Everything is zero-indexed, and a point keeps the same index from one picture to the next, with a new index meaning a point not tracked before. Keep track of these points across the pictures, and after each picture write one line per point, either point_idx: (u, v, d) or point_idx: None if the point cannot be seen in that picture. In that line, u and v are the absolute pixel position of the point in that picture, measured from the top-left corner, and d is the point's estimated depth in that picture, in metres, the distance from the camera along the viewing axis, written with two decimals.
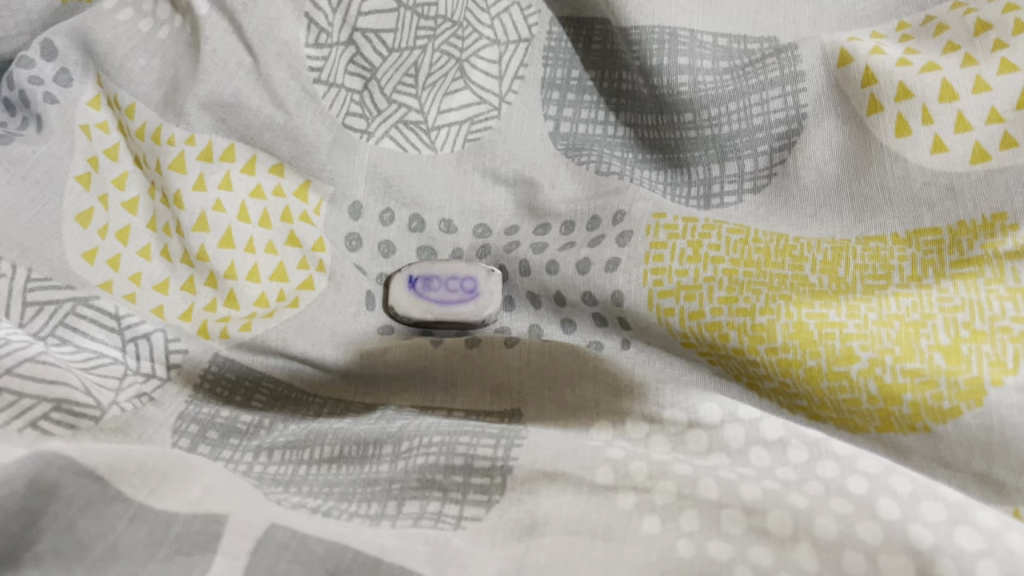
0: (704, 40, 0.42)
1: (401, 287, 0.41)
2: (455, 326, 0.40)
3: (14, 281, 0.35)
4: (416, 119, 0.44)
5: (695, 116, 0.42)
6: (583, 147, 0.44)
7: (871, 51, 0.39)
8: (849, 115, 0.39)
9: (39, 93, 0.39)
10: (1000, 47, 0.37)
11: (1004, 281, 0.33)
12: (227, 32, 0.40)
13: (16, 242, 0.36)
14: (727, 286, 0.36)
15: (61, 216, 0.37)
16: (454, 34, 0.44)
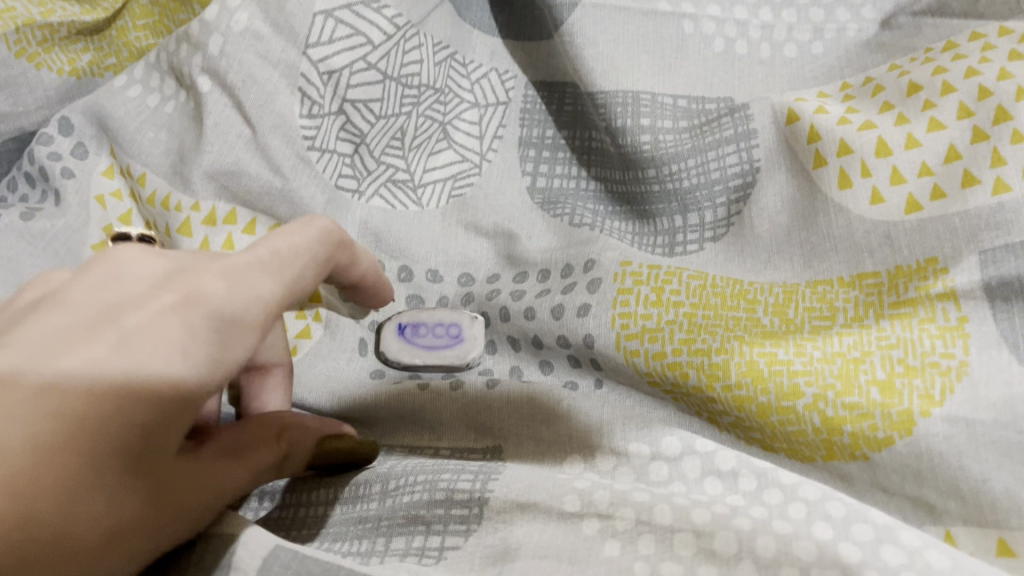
0: (665, 102, 0.47)
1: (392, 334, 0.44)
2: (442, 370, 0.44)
3: None
4: (404, 177, 0.48)
5: (657, 172, 0.46)
6: (558, 201, 0.48)
7: (816, 110, 0.43)
8: (797, 169, 0.43)
9: (57, 168, 0.44)
10: (930, 106, 0.40)
11: (935, 320, 0.36)
12: (228, 108, 0.44)
13: None
14: (687, 328, 0.40)
15: None
16: (437, 100, 0.49)
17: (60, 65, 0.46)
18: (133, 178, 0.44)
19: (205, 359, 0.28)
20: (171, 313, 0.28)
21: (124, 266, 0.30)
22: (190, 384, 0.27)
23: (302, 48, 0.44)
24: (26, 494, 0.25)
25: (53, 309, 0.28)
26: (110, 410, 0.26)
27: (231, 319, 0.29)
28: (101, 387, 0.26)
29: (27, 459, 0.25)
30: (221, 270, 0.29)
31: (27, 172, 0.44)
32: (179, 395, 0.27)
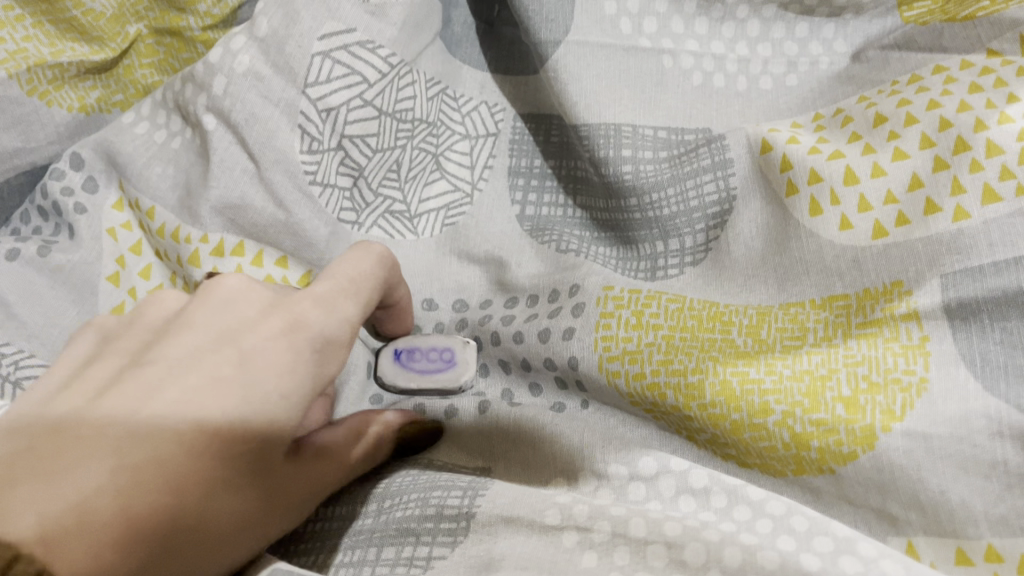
0: (645, 134, 0.49)
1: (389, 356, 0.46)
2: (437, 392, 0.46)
3: None
4: (400, 208, 0.50)
5: (639, 201, 0.48)
6: (546, 228, 0.50)
7: (788, 141, 0.45)
8: (771, 196, 0.45)
9: (71, 204, 0.46)
10: (894, 136, 0.42)
11: (899, 339, 0.38)
12: (233, 143, 0.46)
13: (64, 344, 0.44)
14: (665, 350, 0.42)
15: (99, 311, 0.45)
16: (430, 133, 0.51)
17: (69, 102, 0.48)
18: (142, 211, 0.47)
19: (306, 374, 0.36)
20: (280, 338, 0.36)
21: (235, 293, 0.38)
22: (297, 395, 0.35)
23: (302, 88, 0.46)
24: (179, 487, 0.32)
25: (185, 333, 0.36)
26: (240, 416, 0.34)
27: (326, 341, 0.37)
28: (231, 400, 0.34)
29: (179, 459, 0.33)
30: (315, 300, 0.37)
31: (41, 206, 0.47)
32: (289, 401, 0.35)
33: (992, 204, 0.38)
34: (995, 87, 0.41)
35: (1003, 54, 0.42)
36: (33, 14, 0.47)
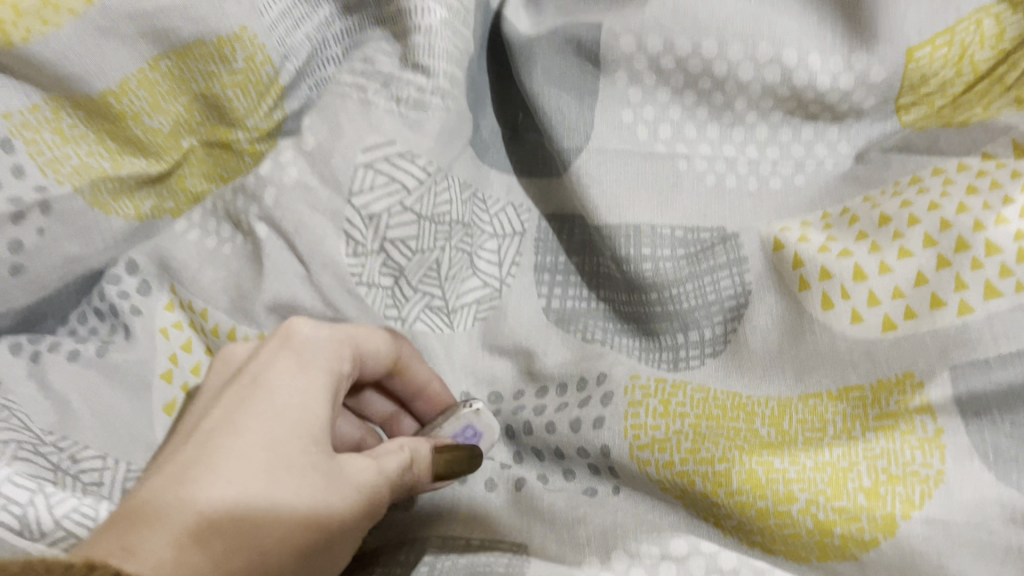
0: (663, 232, 0.51)
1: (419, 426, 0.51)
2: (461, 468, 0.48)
3: (118, 472, 0.45)
4: (439, 304, 0.52)
5: (659, 295, 0.50)
6: (571, 319, 0.53)
7: (798, 240, 0.48)
8: (786, 293, 0.47)
9: (127, 306, 0.50)
10: (898, 236, 0.45)
11: (915, 433, 0.40)
12: (284, 248, 0.49)
13: (121, 434, 0.47)
14: (692, 438, 0.44)
15: (153, 407, 0.48)
16: (466, 234, 0.54)
17: (126, 211, 0.50)
18: (195, 312, 0.50)
19: (307, 376, 0.43)
20: (277, 356, 0.44)
21: (238, 354, 0.46)
22: (303, 390, 0.43)
23: (347, 197, 0.49)
24: (245, 488, 0.38)
25: (203, 399, 0.45)
26: (267, 419, 0.41)
27: (317, 347, 0.45)
28: (255, 412, 0.41)
29: (234, 468, 0.39)
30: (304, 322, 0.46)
31: (97, 308, 0.50)
32: (305, 392, 0.43)
33: (994, 298, 0.41)
34: (991, 189, 0.44)
35: (997, 156, 0.45)
36: (95, 129, 0.48)
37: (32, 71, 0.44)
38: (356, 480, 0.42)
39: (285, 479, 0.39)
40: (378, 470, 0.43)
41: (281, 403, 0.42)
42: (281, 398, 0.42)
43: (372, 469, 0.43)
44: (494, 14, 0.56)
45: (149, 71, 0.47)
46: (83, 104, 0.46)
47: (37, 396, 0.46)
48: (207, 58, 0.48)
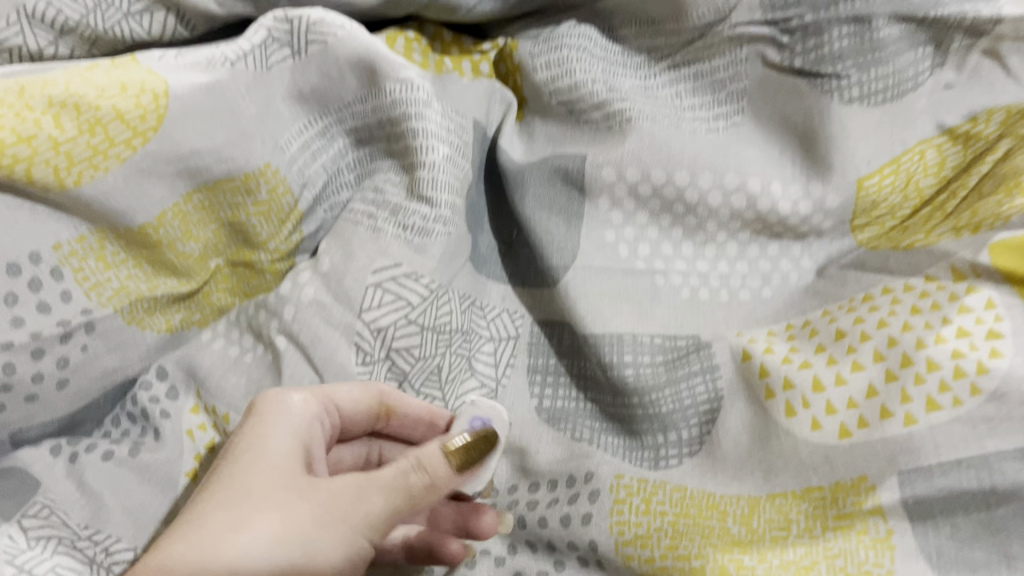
0: (643, 340, 0.56)
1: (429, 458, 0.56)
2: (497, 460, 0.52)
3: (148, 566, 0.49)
4: (439, 405, 0.56)
5: (641, 399, 0.54)
6: (561, 417, 0.56)
7: (764, 350, 0.53)
8: (754, 399, 0.52)
9: (157, 410, 0.55)
10: (852, 350, 0.50)
11: (868, 533, 0.45)
12: (300, 359, 0.54)
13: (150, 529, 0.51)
14: (671, 535, 0.49)
15: (176, 505, 0.52)
16: (464, 341, 0.57)
17: (159, 325, 0.55)
18: (218, 415, 0.55)
19: (274, 431, 0.48)
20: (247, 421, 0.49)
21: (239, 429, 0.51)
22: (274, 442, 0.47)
23: (357, 312, 0.54)
24: (224, 531, 0.42)
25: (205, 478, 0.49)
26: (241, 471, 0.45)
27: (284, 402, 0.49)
28: (230, 470, 0.46)
29: (214, 516, 0.43)
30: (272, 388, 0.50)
31: (130, 412, 0.55)
32: (275, 442, 0.47)
33: (935, 411, 0.46)
34: (932, 309, 0.49)
35: (939, 278, 0.50)
36: (134, 256, 0.53)
37: (82, 209, 0.50)
38: (331, 496, 0.45)
39: (258, 514, 0.43)
40: (359, 482, 0.46)
41: (245, 447, 0.47)
42: (249, 446, 0.47)
43: (353, 483, 0.46)
44: (490, 139, 0.63)
45: (183, 204, 0.53)
46: (125, 234, 0.52)
47: (76, 496, 0.50)
48: (236, 193, 0.54)
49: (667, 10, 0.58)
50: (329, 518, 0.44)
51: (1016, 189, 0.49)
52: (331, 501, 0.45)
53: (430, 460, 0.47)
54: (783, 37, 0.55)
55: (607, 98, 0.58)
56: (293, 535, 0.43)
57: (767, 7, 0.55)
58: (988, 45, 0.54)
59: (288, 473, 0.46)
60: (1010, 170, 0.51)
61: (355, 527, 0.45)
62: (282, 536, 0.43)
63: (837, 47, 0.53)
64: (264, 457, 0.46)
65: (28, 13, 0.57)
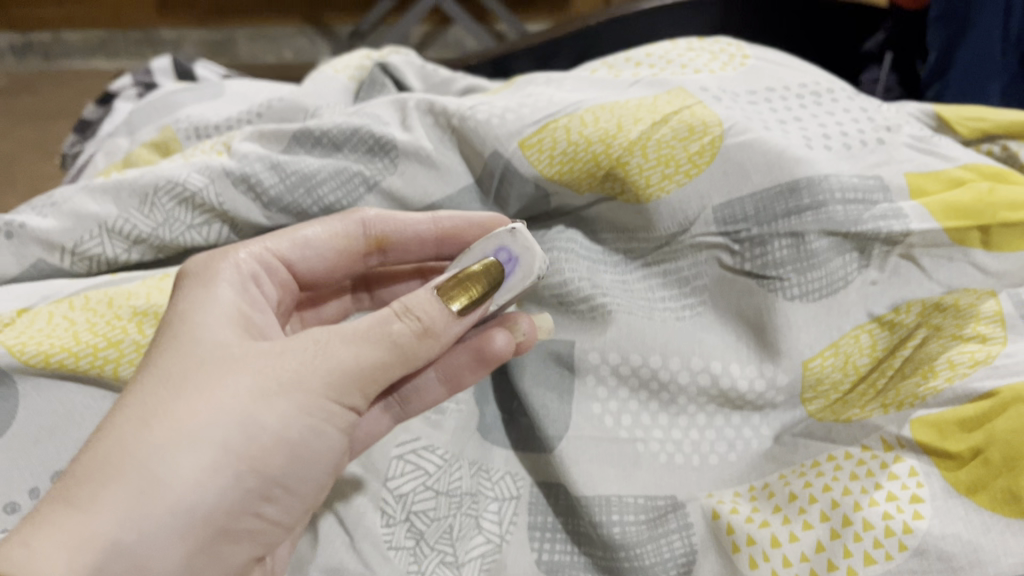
0: (628, 500, 0.64)
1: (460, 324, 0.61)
2: (508, 295, 0.56)
3: None
4: (450, 558, 0.63)
5: (626, 553, 0.62)
6: (558, 568, 0.64)
7: (729, 509, 0.61)
8: (723, 554, 0.60)
9: None
10: (803, 509, 0.58)
11: None
12: (333, 523, 0.63)
13: None
14: None
15: None
16: (471, 502, 0.66)
17: None
18: None
19: (204, 316, 0.55)
20: (180, 308, 0.56)
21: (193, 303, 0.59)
22: (202, 320, 0.55)
23: (383, 481, 0.65)
24: (165, 403, 0.49)
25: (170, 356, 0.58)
26: (178, 352, 0.52)
27: (203, 290, 0.57)
28: (166, 352, 0.53)
29: (153, 394, 0.50)
30: (223, 275, 0.59)
31: None
32: (199, 323, 0.54)
33: (871, 564, 0.53)
34: (867, 475, 0.58)
35: (872, 448, 0.59)
36: None
37: None
38: (266, 369, 0.51)
39: (193, 390, 0.50)
40: (296, 347, 0.52)
41: (178, 335, 0.53)
42: (183, 330, 0.54)
43: (306, 345, 0.52)
44: None
45: None
46: None
47: None
48: None
49: (640, 223, 0.71)
50: (268, 394, 0.50)
51: (931, 372, 0.60)
52: (259, 377, 0.51)
53: (433, 302, 0.52)
54: (734, 245, 0.67)
55: (591, 293, 0.68)
56: (221, 422, 0.49)
57: (721, 222, 0.67)
58: (904, 250, 0.65)
59: (220, 349, 0.53)
60: (925, 355, 0.61)
61: (301, 395, 0.51)
62: (205, 424, 0.48)
63: (779, 256, 0.65)
64: (195, 341, 0.53)
65: (109, 228, 0.70)
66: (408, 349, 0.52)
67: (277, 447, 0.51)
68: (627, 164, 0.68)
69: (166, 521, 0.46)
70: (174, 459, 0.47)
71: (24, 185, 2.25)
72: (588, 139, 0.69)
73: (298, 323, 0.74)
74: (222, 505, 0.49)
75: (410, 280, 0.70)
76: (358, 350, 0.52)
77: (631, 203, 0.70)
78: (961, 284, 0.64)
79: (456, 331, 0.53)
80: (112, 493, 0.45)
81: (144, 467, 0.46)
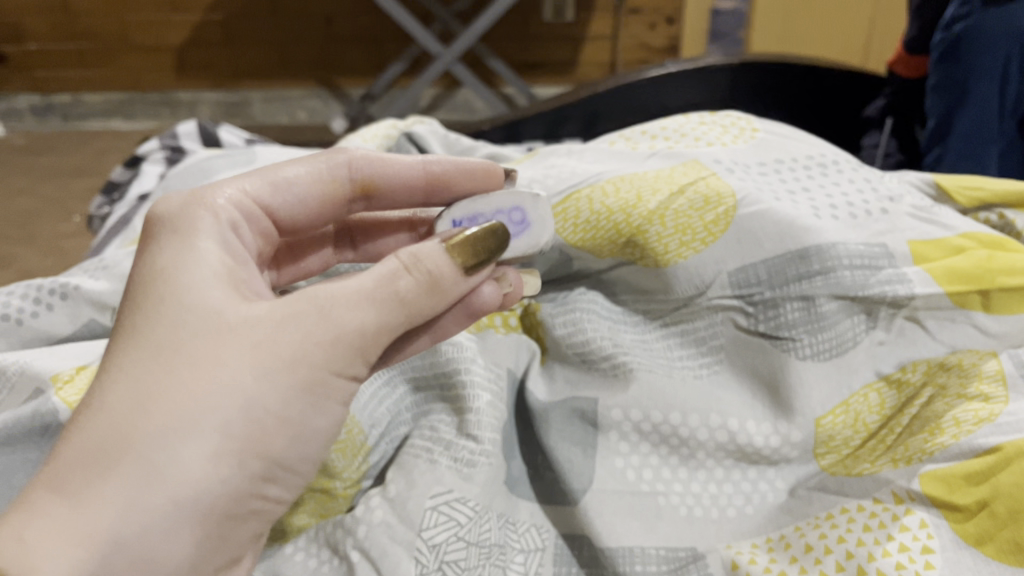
0: (651, 551, 0.65)
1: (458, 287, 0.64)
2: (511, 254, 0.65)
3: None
4: None
5: None
6: None
7: (748, 560, 0.62)
8: None
9: None
10: (819, 560, 0.60)
11: None
12: (366, 568, 0.61)
13: None
14: None
15: None
16: (501, 553, 0.65)
17: None
18: None
19: (189, 275, 0.52)
20: (161, 265, 0.53)
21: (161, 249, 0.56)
22: (184, 280, 0.51)
23: (417, 531, 0.63)
24: (156, 379, 0.46)
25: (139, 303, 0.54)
26: (167, 319, 0.49)
27: (180, 241, 0.54)
28: (153, 319, 0.50)
29: (142, 368, 0.47)
30: (199, 225, 0.56)
31: None
32: (183, 282, 0.51)
33: None
34: (879, 527, 0.60)
35: (884, 500, 0.62)
36: None
37: None
38: (265, 341, 0.48)
39: (187, 365, 0.47)
40: (295, 320, 0.50)
41: (162, 297, 0.51)
42: (170, 293, 0.51)
43: (304, 315, 0.50)
44: (519, 379, 0.76)
45: None
46: None
47: None
48: None
49: (658, 286, 0.75)
50: (269, 371, 0.48)
51: (937, 430, 0.63)
52: (257, 349, 0.48)
53: (442, 255, 0.54)
54: (748, 307, 0.71)
55: (612, 351, 0.71)
56: (223, 403, 0.46)
57: (735, 285, 0.71)
58: (908, 313, 0.69)
59: (212, 314, 0.50)
60: (931, 414, 0.65)
61: (301, 372, 0.49)
62: (206, 403, 0.46)
63: (791, 317, 0.69)
64: (181, 304, 0.50)
65: None
66: (416, 305, 0.53)
67: (280, 427, 0.48)
68: (646, 232, 0.74)
69: (170, 512, 0.44)
70: (174, 446, 0.44)
71: (44, 240, 2.29)
72: (609, 209, 0.76)
73: (276, 271, 0.74)
74: (226, 493, 0.46)
75: (378, 223, 0.78)
76: (365, 314, 0.51)
77: (648, 267, 0.74)
78: (964, 345, 0.68)
79: (462, 283, 0.56)
80: (112, 484, 0.43)
81: (143, 453, 0.44)
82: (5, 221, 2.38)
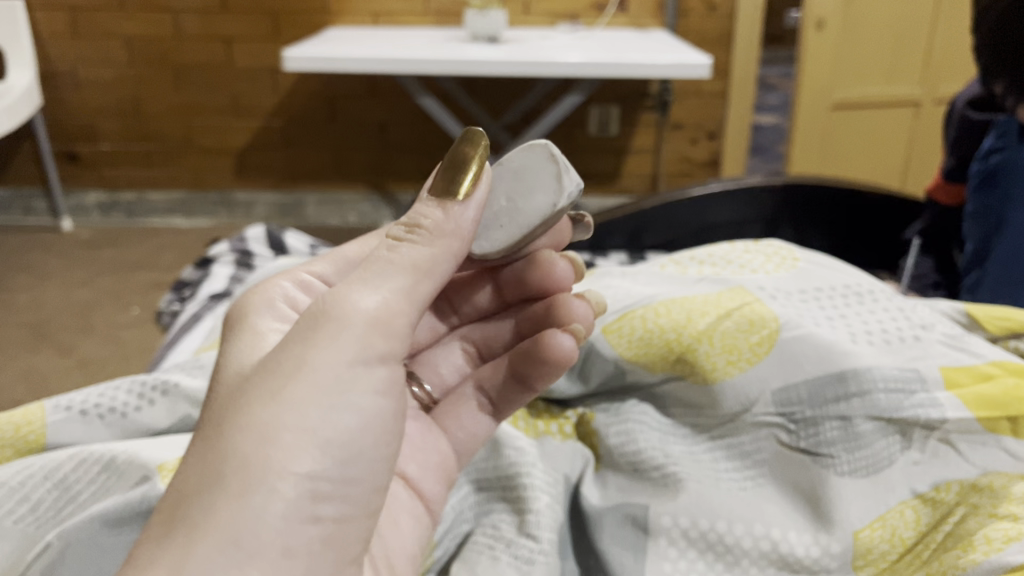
0: None
1: (513, 172, 0.65)
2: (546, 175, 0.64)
3: None
4: None
5: None
6: None
7: None
8: None
9: None
10: None
11: None
12: None
13: None
14: None
15: None
16: None
17: None
18: None
19: (235, 356, 0.60)
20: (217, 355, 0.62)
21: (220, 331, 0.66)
22: (231, 360, 0.60)
23: None
24: (199, 446, 0.52)
25: None
26: (209, 401, 0.56)
27: (237, 327, 0.64)
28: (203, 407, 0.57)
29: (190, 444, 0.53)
30: (258, 307, 0.66)
31: None
32: (229, 362, 0.60)
33: None
34: None
35: None
36: None
37: None
38: (275, 369, 0.53)
39: (218, 423, 0.52)
40: (296, 341, 0.54)
41: (211, 385, 0.58)
42: (215, 380, 0.59)
43: (303, 330, 0.54)
44: (574, 484, 0.81)
45: None
46: None
47: None
48: None
49: (706, 400, 0.81)
50: (280, 393, 0.52)
51: (970, 546, 0.66)
52: (267, 382, 0.53)
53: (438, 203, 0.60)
54: (790, 425, 0.77)
55: (662, 461, 0.77)
56: (249, 439, 0.50)
57: (779, 404, 0.78)
58: (941, 435, 0.74)
59: (238, 379, 0.56)
60: (964, 531, 0.68)
61: (312, 381, 0.53)
62: (229, 446, 0.50)
63: (830, 435, 0.75)
64: (220, 379, 0.58)
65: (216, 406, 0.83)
66: (420, 261, 0.58)
67: (312, 439, 0.52)
68: (695, 350, 0.82)
69: (223, 555, 0.47)
70: (216, 496, 0.49)
71: (103, 330, 2.40)
72: (661, 329, 0.85)
73: None
74: (279, 525, 0.50)
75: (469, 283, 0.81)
76: (372, 299, 0.55)
77: (698, 383, 0.81)
78: (995, 468, 0.71)
79: (465, 221, 0.61)
80: (171, 545, 0.47)
81: (190, 511, 0.48)
82: (68, 312, 2.51)
